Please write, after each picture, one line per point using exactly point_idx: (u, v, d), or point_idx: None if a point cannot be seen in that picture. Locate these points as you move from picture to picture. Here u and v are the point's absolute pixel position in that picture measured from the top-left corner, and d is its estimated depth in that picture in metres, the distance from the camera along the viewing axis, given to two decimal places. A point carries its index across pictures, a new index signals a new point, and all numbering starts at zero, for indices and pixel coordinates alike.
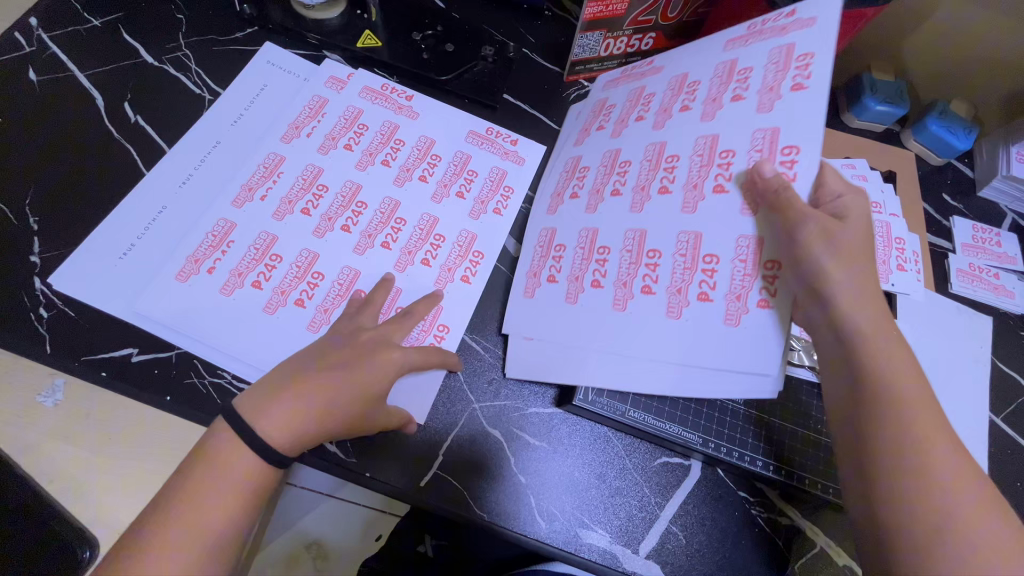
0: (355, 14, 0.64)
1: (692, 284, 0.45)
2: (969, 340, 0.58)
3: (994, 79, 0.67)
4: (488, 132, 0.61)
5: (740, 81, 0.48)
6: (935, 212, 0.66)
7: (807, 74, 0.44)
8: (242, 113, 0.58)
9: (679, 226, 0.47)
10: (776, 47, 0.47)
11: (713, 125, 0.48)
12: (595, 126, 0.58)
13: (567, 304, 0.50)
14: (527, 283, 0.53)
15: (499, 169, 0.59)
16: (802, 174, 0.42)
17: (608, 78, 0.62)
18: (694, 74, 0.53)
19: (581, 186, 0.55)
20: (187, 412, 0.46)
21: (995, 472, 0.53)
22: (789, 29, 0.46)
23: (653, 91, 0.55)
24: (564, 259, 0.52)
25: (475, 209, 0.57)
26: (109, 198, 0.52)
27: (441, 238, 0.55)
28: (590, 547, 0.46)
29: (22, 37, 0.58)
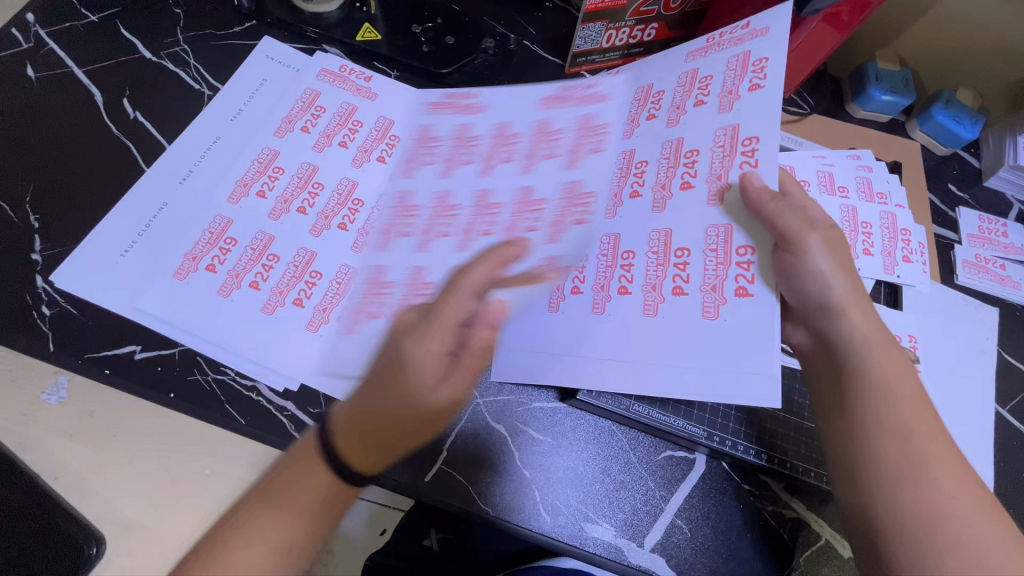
0: (354, 7, 0.63)
1: (665, 280, 0.45)
2: (975, 332, 0.58)
3: (1001, 68, 0.66)
4: (447, 97, 0.60)
5: (702, 87, 0.51)
6: (940, 203, 0.66)
7: (765, 76, 0.47)
8: (242, 108, 0.57)
9: (649, 225, 0.48)
10: (732, 55, 0.50)
11: (679, 131, 0.50)
12: (538, 154, 0.54)
13: (550, 313, 0.48)
14: None
15: (465, 127, 0.57)
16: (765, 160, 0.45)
17: (533, 97, 0.58)
18: (659, 83, 0.54)
19: None
20: (193, 409, 0.47)
21: (1001, 463, 0.53)
22: (746, 38, 0.50)
23: (618, 101, 0.56)
24: (538, 275, 0.49)
25: (446, 167, 0.55)
26: (108, 194, 0.52)
27: (417, 208, 0.53)
28: (594, 541, 0.46)
29: (20, 34, 0.58)
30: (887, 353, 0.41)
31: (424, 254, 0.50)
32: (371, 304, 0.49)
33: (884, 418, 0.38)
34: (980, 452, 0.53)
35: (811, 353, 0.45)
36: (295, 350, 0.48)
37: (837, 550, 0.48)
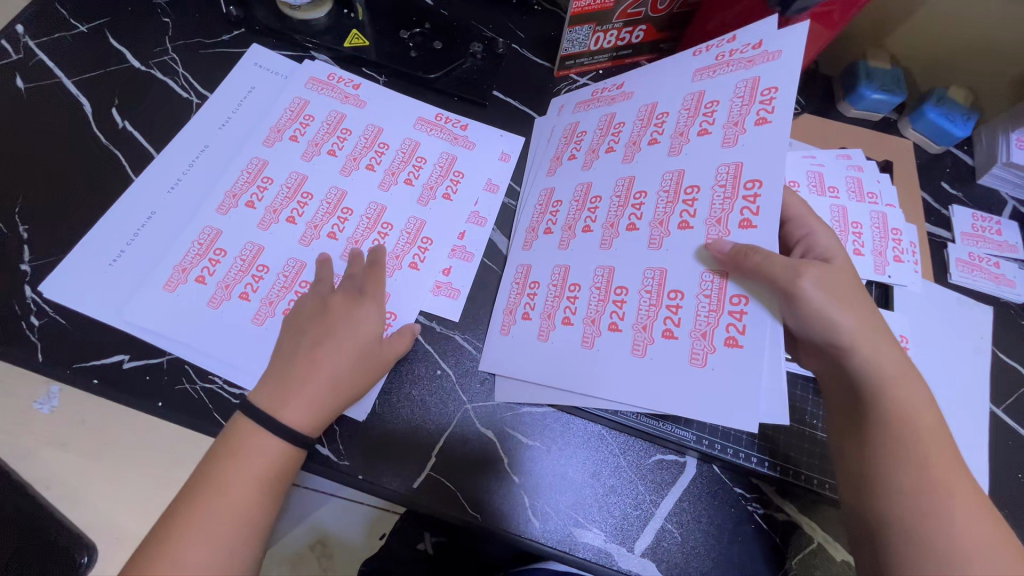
0: (342, 14, 0.63)
1: (656, 321, 0.45)
2: (968, 331, 0.57)
3: (995, 64, 0.66)
4: (436, 118, 0.60)
5: (707, 114, 0.50)
6: (933, 201, 0.65)
7: (771, 109, 0.45)
8: (231, 117, 0.57)
9: (644, 263, 0.48)
10: (742, 80, 0.48)
11: (680, 159, 0.49)
12: (567, 154, 0.58)
13: (540, 342, 0.50)
14: (502, 320, 0.52)
15: (450, 156, 0.59)
16: (766, 207, 0.43)
17: (577, 99, 0.61)
18: (662, 104, 0.53)
19: (554, 222, 0.54)
20: (182, 417, 0.46)
21: (996, 463, 0.53)
22: (756, 61, 0.48)
23: (622, 120, 0.55)
24: (537, 297, 0.52)
25: (424, 196, 0.56)
26: (97, 204, 0.52)
27: (389, 227, 0.54)
28: (584, 546, 0.46)
29: (10, 45, 0.58)
30: (909, 386, 0.41)
31: (389, 280, 0.52)
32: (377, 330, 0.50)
33: (898, 448, 0.39)
34: (973, 453, 0.52)
35: (826, 383, 0.46)
36: None
37: (830, 552, 0.48)
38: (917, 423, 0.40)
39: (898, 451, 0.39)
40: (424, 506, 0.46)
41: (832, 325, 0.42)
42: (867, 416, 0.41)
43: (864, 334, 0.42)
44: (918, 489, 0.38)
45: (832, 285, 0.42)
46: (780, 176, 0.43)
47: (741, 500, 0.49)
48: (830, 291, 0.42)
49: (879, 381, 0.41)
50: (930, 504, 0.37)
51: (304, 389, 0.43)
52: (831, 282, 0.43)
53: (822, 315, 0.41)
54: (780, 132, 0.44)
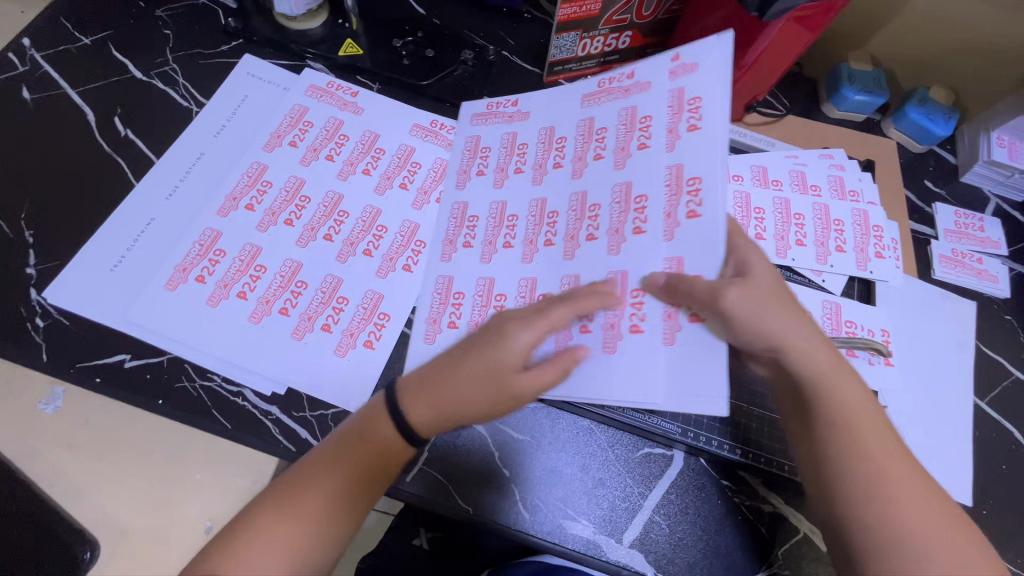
0: (337, 24, 0.65)
1: (624, 317, 0.45)
2: (951, 325, 0.58)
3: (974, 65, 0.67)
4: (432, 124, 0.62)
5: (643, 128, 0.52)
6: (917, 199, 0.67)
7: (699, 116, 0.49)
8: (225, 124, 0.59)
9: (606, 268, 0.48)
10: (670, 92, 0.51)
11: (625, 173, 0.51)
12: (512, 167, 0.57)
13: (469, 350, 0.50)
14: (426, 329, 0.51)
15: (477, 138, 0.60)
16: (708, 199, 0.45)
17: (583, 92, 0.57)
18: (599, 119, 0.55)
19: (512, 236, 0.54)
20: (182, 414, 0.48)
21: (979, 455, 0.54)
22: (679, 74, 0.51)
23: (562, 134, 0.57)
24: (507, 308, 0.50)
25: (498, 178, 0.57)
26: (101, 209, 0.54)
27: (476, 219, 0.56)
28: (573, 537, 0.47)
29: (16, 57, 0.60)
30: (848, 387, 0.41)
31: (383, 281, 0.54)
32: (449, 314, 0.51)
33: (842, 450, 0.40)
34: (957, 444, 0.53)
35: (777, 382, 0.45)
36: (280, 360, 0.49)
37: (816, 542, 0.49)
38: (855, 418, 0.40)
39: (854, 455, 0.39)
40: (422, 497, 0.47)
41: (767, 334, 0.41)
42: (814, 422, 0.41)
43: (804, 340, 0.42)
44: (879, 488, 0.38)
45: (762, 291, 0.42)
46: (718, 172, 0.46)
47: (728, 491, 0.50)
48: (758, 302, 0.42)
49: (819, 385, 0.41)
50: (890, 503, 0.38)
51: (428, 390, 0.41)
52: (757, 294, 0.42)
53: (751, 330, 0.41)
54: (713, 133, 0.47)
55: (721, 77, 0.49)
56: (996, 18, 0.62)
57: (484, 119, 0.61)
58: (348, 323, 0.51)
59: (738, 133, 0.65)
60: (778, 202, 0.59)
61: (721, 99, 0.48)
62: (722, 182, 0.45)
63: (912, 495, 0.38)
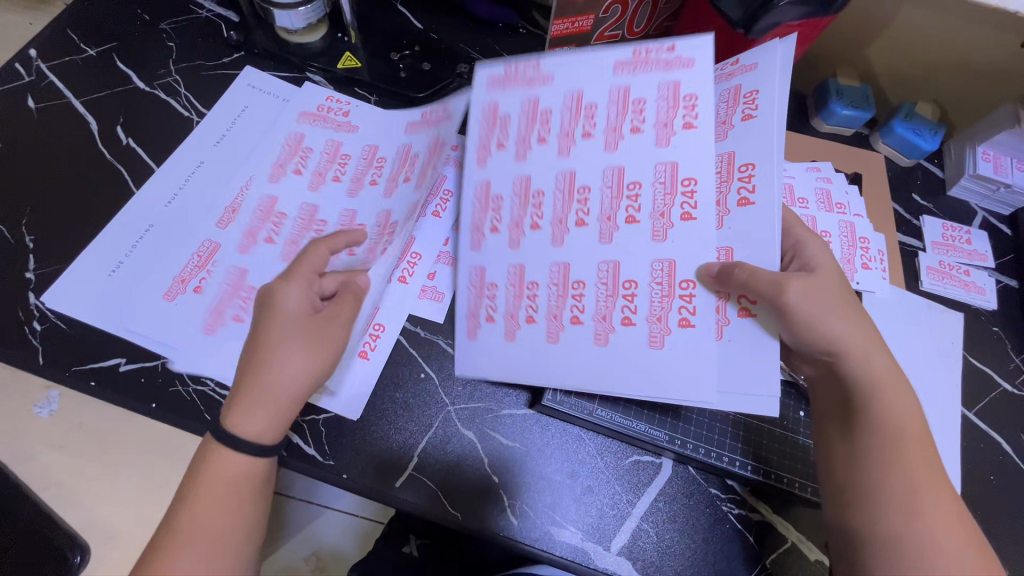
0: (336, 38, 0.67)
1: (671, 311, 0.48)
2: (938, 336, 0.59)
3: (960, 80, 0.69)
4: (427, 117, 0.61)
5: (688, 107, 0.48)
6: (904, 211, 0.68)
7: (755, 107, 0.49)
8: (225, 133, 0.60)
9: (652, 255, 0.48)
10: (723, 89, 0.51)
11: (671, 152, 0.48)
12: (535, 135, 0.51)
13: (506, 343, 0.50)
14: (466, 325, 0.52)
15: (496, 105, 0.52)
16: (762, 185, 0.47)
17: (614, 58, 0.50)
18: (637, 86, 0.49)
19: (539, 216, 0.51)
20: (174, 418, 0.48)
21: (968, 464, 0.54)
22: (735, 74, 0.51)
23: (593, 99, 0.50)
24: (539, 298, 0.50)
25: (520, 151, 0.52)
26: (101, 215, 0.55)
27: (500, 198, 0.52)
28: (562, 544, 0.47)
29: (22, 68, 0.62)
30: (896, 391, 0.43)
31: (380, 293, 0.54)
32: (484, 308, 0.51)
33: (887, 456, 0.41)
34: (944, 455, 0.54)
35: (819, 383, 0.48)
36: None
37: (804, 551, 0.49)
38: (906, 422, 0.42)
39: (885, 454, 0.41)
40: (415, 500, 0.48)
41: (825, 334, 0.44)
42: (859, 423, 0.43)
43: (860, 340, 0.45)
44: (910, 487, 0.40)
45: (817, 297, 0.45)
46: (773, 160, 0.47)
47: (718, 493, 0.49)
48: (820, 301, 0.45)
49: (868, 386, 0.44)
50: (916, 504, 0.40)
51: (255, 396, 0.42)
52: (819, 292, 0.45)
53: (808, 325, 0.44)
54: (773, 124, 0.48)
55: (778, 74, 0.48)
56: (980, 37, 0.64)
57: (509, 86, 0.52)
58: None
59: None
60: None
61: (779, 92, 0.48)
62: (775, 170, 0.47)
63: (936, 508, 0.39)
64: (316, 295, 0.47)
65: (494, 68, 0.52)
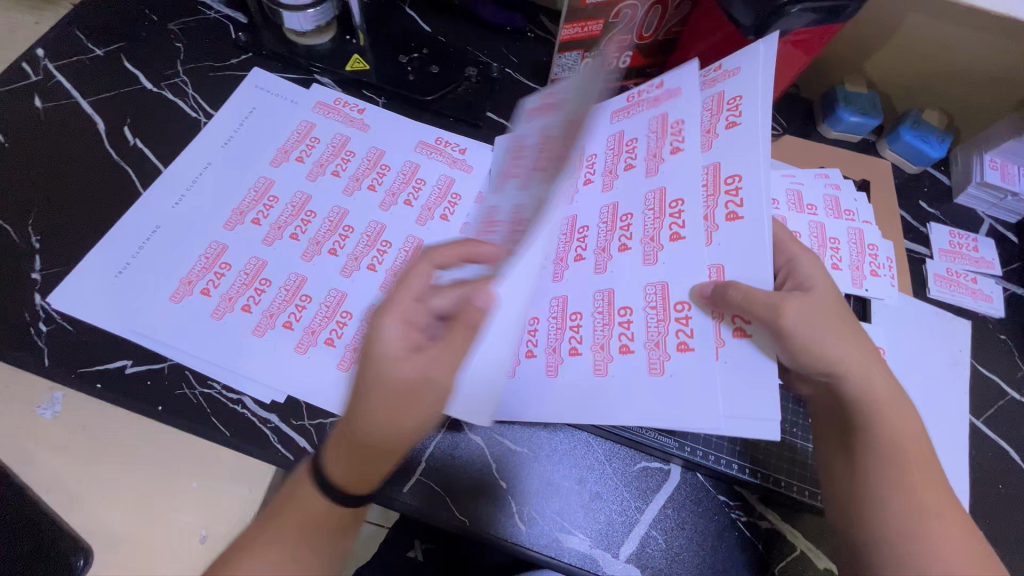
0: (345, 40, 0.67)
1: (669, 335, 0.46)
2: (947, 343, 0.59)
3: (968, 88, 0.69)
4: (437, 141, 0.63)
5: (675, 133, 0.53)
6: (911, 219, 0.68)
7: (739, 113, 0.49)
8: (233, 134, 0.60)
9: (645, 279, 0.49)
10: (708, 97, 0.53)
11: (658, 180, 0.52)
12: (583, 179, 0.57)
13: (508, 380, 0.50)
14: (510, 362, 0.50)
15: (524, 137, 0.54)
16: (749, 197, 0.46)
17: (611, 109, 0.60)
18: (628, 133, 0.57)
19: (545, 254, 0.55)
20: (181, 420, 0.49)
21: (976, 473, 0.54)
22: (719, 81, 0.52)
23: (593, 151, 0.58)
24: (540, 333, 0.51)
25: (564, 195, 0.57)
26: (108, 216, 0.55)
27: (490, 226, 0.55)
28: (570, 551, 0.47)
29: (30, 67, 0.62)
30: (897, 409, 0.43)
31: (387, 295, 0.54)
32: (526, 345, 0.51)
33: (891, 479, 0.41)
34: (953, 464, 0.53)
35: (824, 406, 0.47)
36: (283, 372, 0.50)
37: (812, 559, 0.49)
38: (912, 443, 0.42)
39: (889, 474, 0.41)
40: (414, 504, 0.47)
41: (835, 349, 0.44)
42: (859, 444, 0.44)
43: (861, 359, 0.44)
44: (917, 500, 0.40)
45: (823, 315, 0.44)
46: (759, 168, 0.46)
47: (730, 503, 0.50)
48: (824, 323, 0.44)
49: (868, 407, 0.43)
50: (925, 525, 0.40)
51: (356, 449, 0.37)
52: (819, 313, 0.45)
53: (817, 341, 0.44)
54: (752, 130, 0.48)
55: (757, 78, 0.49)
56: (988, 45, 0.64)
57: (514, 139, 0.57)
58: (351, 337, 0.52)
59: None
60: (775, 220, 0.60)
61: (759, 98, 0.48)
62: (762, 180, 0.46)
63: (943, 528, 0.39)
64: (419, 327, 0.39)
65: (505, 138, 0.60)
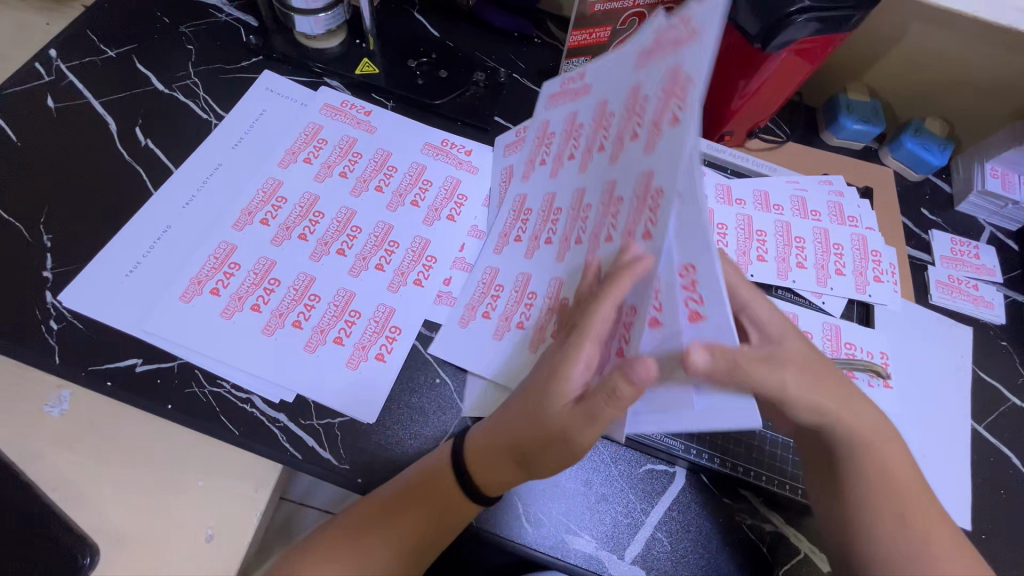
0: (354, 44, 0.68)
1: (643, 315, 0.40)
2: (948, 350, 0.59)
3: (968, 97, 0.70)
4: (443, 144, 0.64)
5: (604, 120, 0.46)
6: (913, 226, 0.68)
7: (682, 104, 0.33)
8: (243, 136, 0.61)
9: None
10: (665, 69, 0.36)
11: (615, 170, 0.43)
12: (539, 158, 0.55)
13: (459, 328, 0.54)
14: (461, 314, 0.54)
15: (546, 123, 0.55)
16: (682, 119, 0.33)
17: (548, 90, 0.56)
18: (580, 112, 0.50)
19: (523, 230, 0.55)
20: (190, 419, 0.48)
21: (978, 478, 0.54)
22: (682, 41, 0.34)
23: (552, 129, 0.54)
24: (499, 299, 0.54)
25: (526, 170, 0.57)
26: (120, 215, 0.55)
27: (463, 196, 0.61)
28: (576, 552, 0.47)
29: (42, 67, 0.62)
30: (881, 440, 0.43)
31: (395, 295, 0.55)
32: (485, 304, 0.54)
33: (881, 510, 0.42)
34: (955, 468, 0.54)
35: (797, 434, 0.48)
36: (292, 371, 0.50)
37: (817, 564, 0.49)
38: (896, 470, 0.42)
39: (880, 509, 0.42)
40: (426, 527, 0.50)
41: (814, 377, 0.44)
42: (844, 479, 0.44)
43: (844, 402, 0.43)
44: (913, 526, 0.41)
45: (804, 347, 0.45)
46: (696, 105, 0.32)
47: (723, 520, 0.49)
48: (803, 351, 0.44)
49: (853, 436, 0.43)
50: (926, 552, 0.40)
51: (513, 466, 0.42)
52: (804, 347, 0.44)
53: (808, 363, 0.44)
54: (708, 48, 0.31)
55: (713, 45, 0.31)
56: (987, 55, 0.65)
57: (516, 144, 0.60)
58: (360, 336, 0.52)
59: (717, 150, 0.65)
60: (779, 226, 0.61)
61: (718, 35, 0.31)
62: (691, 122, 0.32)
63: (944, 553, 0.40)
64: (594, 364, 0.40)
65: (506, 138, 0.62)
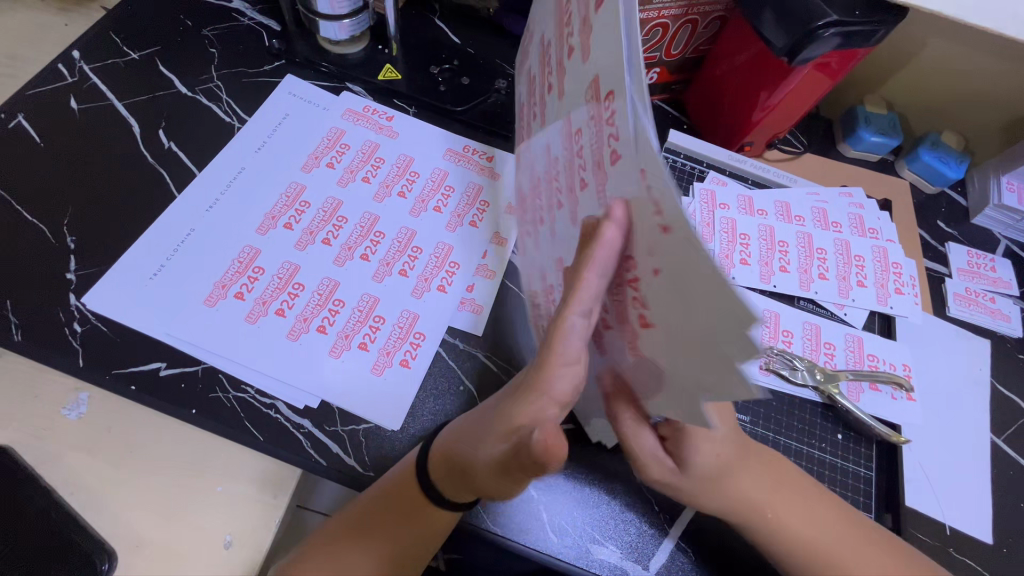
0: (376, 49, 0.68)
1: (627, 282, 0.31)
2: (968, 363, 0.59)
3: (982, 112, 0.71)
4: (465, 149, 0.64)
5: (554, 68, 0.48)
6: (930, 238, 0.69)
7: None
8: (266, 140, 0.60)
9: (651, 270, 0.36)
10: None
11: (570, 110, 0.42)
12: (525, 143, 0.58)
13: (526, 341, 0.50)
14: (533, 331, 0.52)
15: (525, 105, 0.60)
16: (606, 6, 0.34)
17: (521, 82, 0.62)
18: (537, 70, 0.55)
19: (532, 217, 0.53)
20: (214, 424, 0.48)
21: (998, 491, 0.54)
22: None
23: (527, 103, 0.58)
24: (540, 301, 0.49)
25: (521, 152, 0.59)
26: (143, 217, 0.55)
27: (485, 202, 0.61)
28: (600, 562, 0.47)
29: (65, 68, 0.62)
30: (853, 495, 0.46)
31: (419, 301, 0.54)
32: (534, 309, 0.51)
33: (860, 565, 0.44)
34: (975, 481, 0.54)
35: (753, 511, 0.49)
36: (317, 376, 0.50)
37: None
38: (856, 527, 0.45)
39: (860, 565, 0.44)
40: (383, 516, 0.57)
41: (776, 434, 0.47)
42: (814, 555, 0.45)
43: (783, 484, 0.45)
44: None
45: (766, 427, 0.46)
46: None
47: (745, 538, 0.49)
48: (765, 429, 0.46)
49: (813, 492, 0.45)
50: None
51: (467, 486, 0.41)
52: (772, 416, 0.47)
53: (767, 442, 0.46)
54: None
55: None
56: (1000, 70, 0.66)
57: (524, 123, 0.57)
58: (384, 342, 0.52)
59: (739, 161, 0.66)
60: (800, 237, 0.61)
61: None
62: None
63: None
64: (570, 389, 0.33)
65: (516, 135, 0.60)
